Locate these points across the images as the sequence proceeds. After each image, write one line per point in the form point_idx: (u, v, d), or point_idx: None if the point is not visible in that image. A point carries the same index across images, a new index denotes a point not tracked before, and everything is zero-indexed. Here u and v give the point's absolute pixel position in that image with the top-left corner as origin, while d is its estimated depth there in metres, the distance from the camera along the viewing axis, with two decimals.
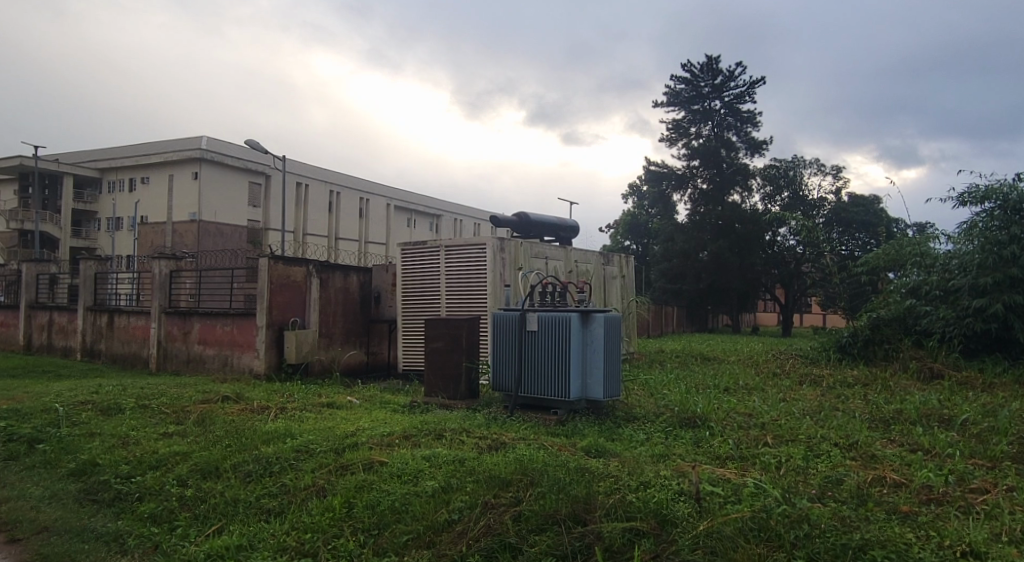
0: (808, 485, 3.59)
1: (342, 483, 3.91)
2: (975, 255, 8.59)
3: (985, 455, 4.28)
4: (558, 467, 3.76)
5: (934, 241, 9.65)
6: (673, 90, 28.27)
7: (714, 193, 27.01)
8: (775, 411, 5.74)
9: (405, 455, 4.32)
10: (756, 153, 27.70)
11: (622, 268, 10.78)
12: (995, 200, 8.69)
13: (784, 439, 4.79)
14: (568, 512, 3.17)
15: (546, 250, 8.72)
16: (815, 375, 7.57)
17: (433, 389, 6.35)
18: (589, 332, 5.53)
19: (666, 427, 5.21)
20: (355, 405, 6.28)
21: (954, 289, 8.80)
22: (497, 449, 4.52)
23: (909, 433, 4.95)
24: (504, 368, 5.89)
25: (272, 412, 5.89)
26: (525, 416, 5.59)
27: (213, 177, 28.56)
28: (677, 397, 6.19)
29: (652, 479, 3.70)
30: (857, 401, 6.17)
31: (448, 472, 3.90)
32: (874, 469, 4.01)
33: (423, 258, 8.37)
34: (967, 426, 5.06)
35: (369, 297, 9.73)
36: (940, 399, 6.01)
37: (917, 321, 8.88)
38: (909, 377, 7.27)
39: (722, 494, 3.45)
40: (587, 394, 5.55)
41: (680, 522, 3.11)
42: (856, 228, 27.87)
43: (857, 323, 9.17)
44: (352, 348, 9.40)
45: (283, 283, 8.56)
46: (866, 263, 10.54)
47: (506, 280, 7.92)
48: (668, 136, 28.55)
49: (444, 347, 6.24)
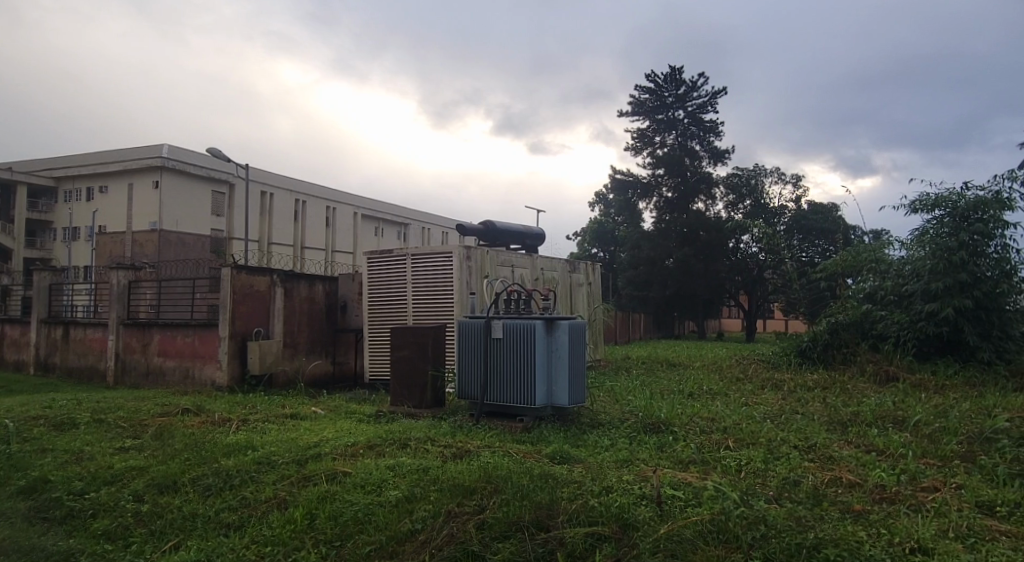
0: (766, 487, 3.67)
1: (304, 494, 3.86)
2: (927, 261, 8.85)
3: (936, 455, 4.41)
4: (522, 475, 3.79)
5: (888, 248, 9.91)
6: (638, 100, 28.71)
7: (679, 202, 27.60)
8: (737, 415, 5.86)
9: (368, 465, 4.29)
10: (718, 163, 28.19)
11: (588, 275, 10.86)
12: (944, 209, 8.98)
13: (744, 443, 4.88)
14: (531, 519, 3.20)
15: (512, 257, 8.77)
16: (776, 379, 7.75)
17: (399, 397, 6.32)
18: (553, 340, 5.57)
19: (630, 433, 5.26)
20: (319, 416, 6.20)
21: (907, 294, 9.08)
22: (462, 458, 4.52)
23: (865, 435, 5.09)
24: (469, 376, 5.88)
25: (233, 425, 5.78)
26: (490, 424, 5.59)
27: (175, 186, 27.97)
28: (642, 403, 6.26)
29: (614, 484, 3.74)
30: (816, 404, 6.32)
31: (413, 482, 3.88)
32: (831, 470, 4.11)
33: (388, 266, 8.33)
34: (920, 426, 5.23)
35: (335, 306, 9.64)
36: (893, 401, 6.18)
37: (873, 325, 9.12)
38: (866, 380, 7.45)
39: (682, 498, 3.50)
40: (553, 400, 5.59)
41: (641, 525, 3.14)
42: (816, 235, 28.56)
43: (816, 328, 9.39)
44: (318, 358, 9.29)
45: (246, 293, 8.43)
46: (824, 270, 10.75)
47: (471, 288, 7.94)
48: (633, 145, 28.99)
49: (410, 356, 6.22)
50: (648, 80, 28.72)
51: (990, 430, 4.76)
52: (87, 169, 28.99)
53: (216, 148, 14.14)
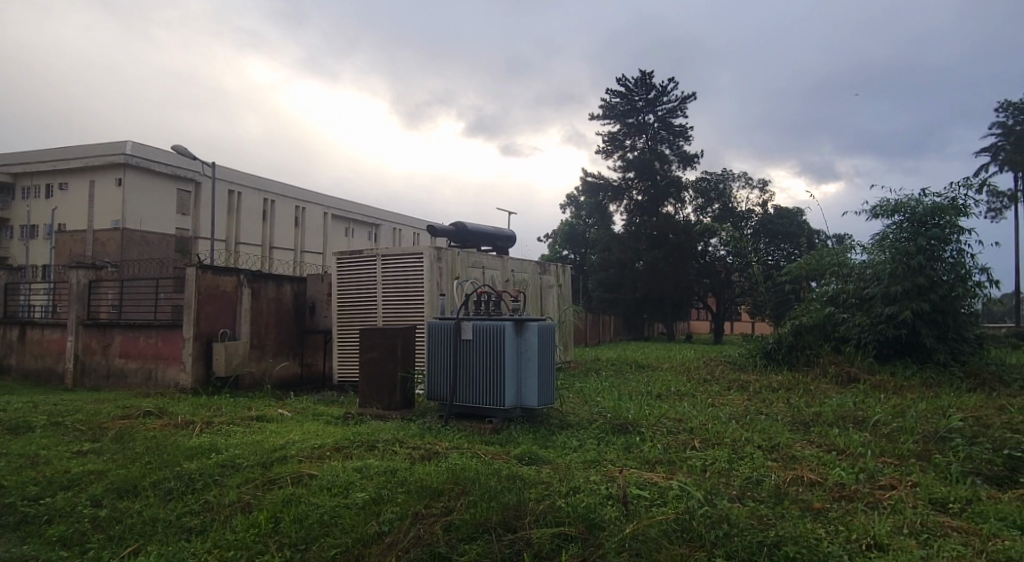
0: (730, 486, 3.73)
1: (268, 497, 3.80)
2: (887, 265, 9.08)
3: (894, 454, 4.53)
4: (490, 475, 3.79)
5: (851, 252, 10.14)
6: (609, 104, 28.96)
7: (649, 205, 27.95)
8: (704, 416, 5.94)
9: (335, 467, 4.25)
10: (687, 167, 28.57)
11: (559, 277, 10.91)
12: (903, 214, 9.25)
13: (710, 443, 4.96)
14: (498, 519, 3.21)
15: (483, 259, 8.77)
16: (742, 381, 7.88)
17: (367, 399, 6.27)
18: (522, 341, 5.59)
19: (598, 433, 5.30)
20: (285, 418, 6.12)
21: (869, 297, 9.30)
22: (430, 459, 4.50)
23: (827, 434, 5.21)
24: (439, 377, 5.86)
25: (197, 427, 5.68)
26: (459, 425, 5.58)
27: (139, 183, 27.33)
28: (610, 405, 6.32)
29: (582, 484, 3.77)
30: (780, 405, 6.45)
31: (380, 484, 3.86)
32: (794, 469, 4.19)
33: (358, 267, 8.26)
34: (878, 426, 5.37)
35: (303, 307, 9.52)
36: (853, 402, 6.33)
37: (835, 328, 9.32)
38: (828, 382, 7.63)
39: (648, 498, 3.54)
40: (522, 401, 5.61)
41: (606, 525, 3.17)
42: (781, 239, 29.13)
43: (781, 330, 9.58)
44: (285, 359, 9.16)
45: (211, 293, 8.28)
46: (788, 273, 10.96)
47: (442, 289, 7.92)
48: (604, 149, 29.22)
49: (378, 357, 6.18)
50: (619, 85, 28.99)
51: (945, 429, 4.89)
52: (46, 165, 28.16)
53: (182, 146, 13.86)
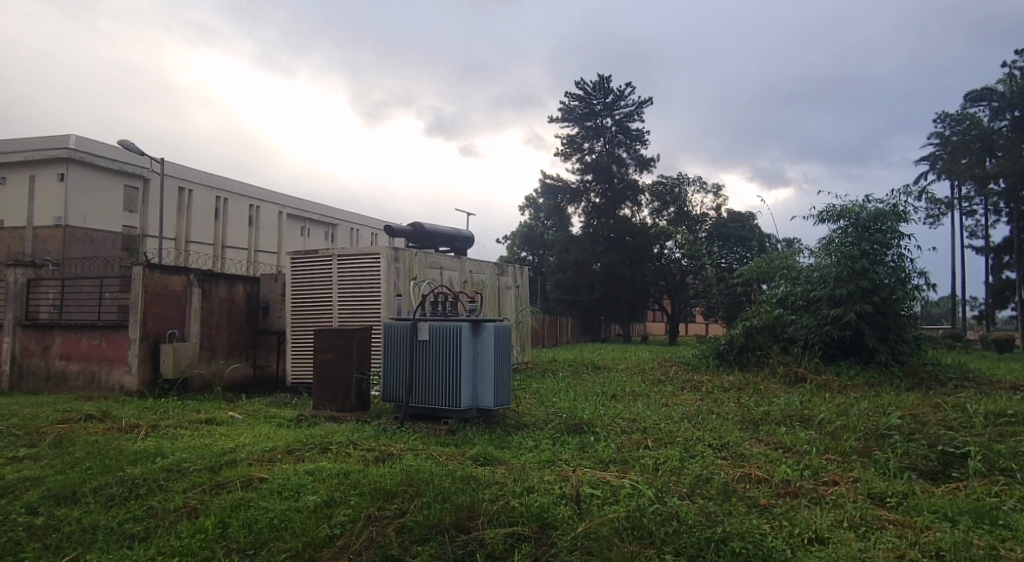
0: (680, 484, 3.80)
1: (216, 502, 3.71)
2: (833, 268, 9.41)
3: (837, 451, 4.69)
4: (445, 477, 3.78)
5: (799, 256, 10.46)
6: (568, 106, 29.21)
7: (606, 207, 28.32)
8: (657, 416, 6.04)
9: (286, 471, 4.18)
10: (644, 170, 29.03)
11: (516, 278, 10.94)
12: (848, 220, 9.59)
13: (662, 442, 5.05)
14: (451, 521, 3.20)
15: (441, 260, 8.75)
16: (694, 381, 8.04)
17: (322, 401, 6.18)
18: (479, 342, 5.60)
19: (554, 434, 5.34)
20: (236, 421, 5.98)
21: (815, 300, 9.59)
22: (383, 461, 4.46)
23: (774, 433, 5.35)
24: (394, 378, 5.81)
25: (142, 431, 5.51)
26: (415, 427, 5.55)
27: (83, 179, 26.23)
28: (566, 405, 6.38)
29: (536, 484, 3.79)
30: (730, 405, 6.60)
31: (333, 486, 3.81)
32: (742, 467, 4.29)
33: (313, 267, 8.13)
34: (824, 424, 5.54)
35: (256, 307, 9.33)
36: (800, 401, 6.52)
37: (784, 329, 9.58)
38: (777, 381, 7.85)
39: (601, 496, 3.59)
40: (478, 402, 5.61)
41: (559, 524, 3.19)
42: (734, 242, 29.85)
43: (732, 331, 9.82)
44: (237, 360, 8.96)
45: (159, 293, 8.04)
46: (740, 276, 11.22)
47: (398, 290, 7.86)
48: (562, 151, 29.47)
49: (334, 358, 6.10)
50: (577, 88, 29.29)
51: (885, 427, 5.09)
52: None
53: (128, 141, 13.36)
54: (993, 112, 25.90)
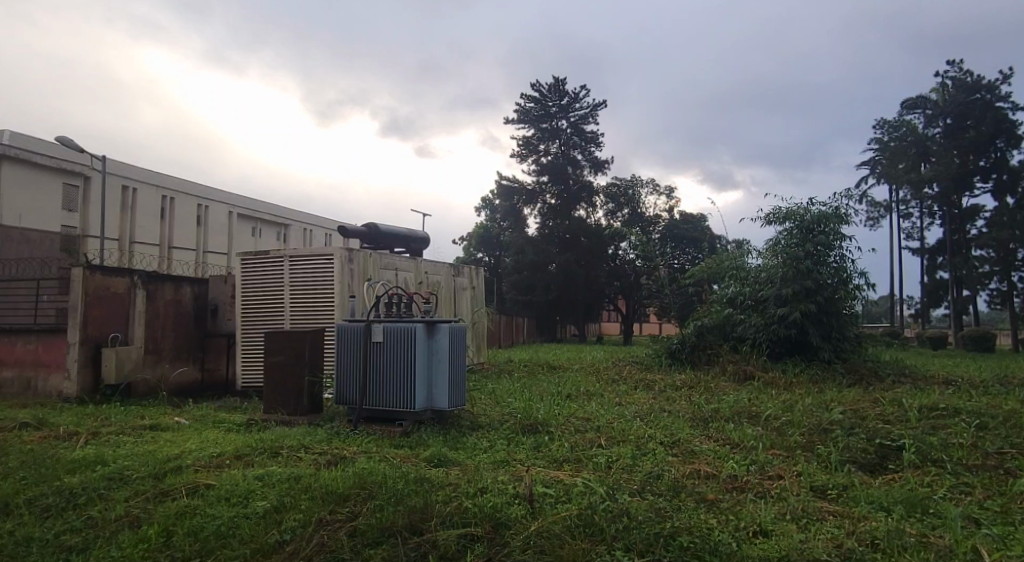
0: (631, 481, 3.88)
1: (159, 511, 3.60)
2: (779, 268, 9.69)
3: (783, 446, 4.84)
4: (397, 479, 3.76)
5: (747, 257, 10.72)
6: (523, 108, 29.36)
7: (561, 209, 28.50)
8: (610, 415, 6.13)
9: (234, 476, 4.09)
10: (598, 172, 29.39)
11: (472, 280, 10.94)
12: (792, 222, 9.90)
13: (615, 440, 5.13)
14: (403, 523, 3.18)
15: (395, 261, 8.70)
16: (648, 380, 8.19)
17: (272, 405, 6.05)
18: (434, 342, 5.58)
19: (508, 434, 5.36)
20: (183, 426, 5.83)
21: (763, 299, 9.86)
22: (336, 465, 4.40)
23: (723, 430, 5.49)
24: (347, 381, 5.73)
25: (81, 438, 5.31)
26: (368, 429, 5.49)
27: (18, 177, 24.89)
28: (521, 405, 6.40)
29: (490, 485, 3.80)
30: (683, 403, 6.75)
31: (282, 491, 3.75)
32: (691, 464, 4.40)
33: (263, 268, 7.97)
34: (770, 420, 5.73)
35: (204, 309, 9.10)
36: (747, 398, 6.70)
37: (733, 328, 9.82)
38: (726, 379, 8.05)
39: (554, 495, 3.62)
40: (433, 403, 5.59)
41: (512, 524, 3.21)
42: (686, 243, 30.48)
43: (684, 331, 10.01)
44: (184, 364, 8.71)
45: (100, 296, 7.73)
46: (691, 277, 11.45)
47: (352, 291, 7.77)
48: (519, 152, 29.58)
49: (285, 361, 6.00)
50: (533, 90, 29.49)
51: (827, 422, 5.27)
52: None
53: (65, 138, 12.79)
54: (927, 120, 27.10)
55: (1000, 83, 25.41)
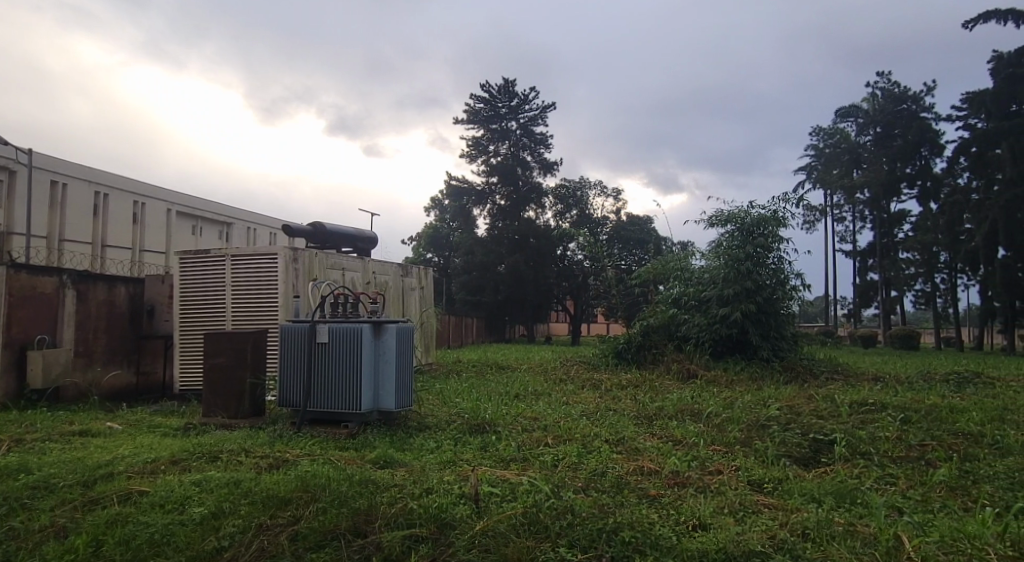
0: (576, 478, 3.92)
1: (89, 520, 3.45)
2: (721, 270, 9.98)
3: (722, 442, 4.98)
4: (341, 481, 3.71)
5: (691, 258, 10.99)
6: (473, 109, 29.34)
7: (511, 210, 28.66)
8: (557, 414, 6.18)
9: (170, 482, 3.95)
10: (548, 173, 29.61)
11: (420, 280, 10.87)
12: (734, 224, 10.21)
13: (562, 439, 5.18)
14: (347, 526, 3.15)
15: (343, 261, 8.57)
16: (595, 379, 8.30)
17: (212, 409, 5.86)
18: (381, 343, 5.53)
19: (456, 434, 5.36)
20: (115, 432, 5.59)
21: (706, 299, 10.12)
22: (279, 468, 4.31)
23: (667, 427, 5.61)
24: (291, 382, 5.60)
25: (2, 446, 5.01)
26: (313, 431, 5.39)
27: None
28: (468, 405, 6.40)
29: (435, 485, 3.79)
30: (628, 401, 6.86)
31: (221, 496, 3.64)
32: (635, 461, 4.48)
33: (203, 267, 7.71)
34: (711, 417, 5.89)
35: (140, 310, 8.77)
36: (690, 396, 6.87)
37: (678, 328, 10.04)
38: (671, 378, 8.23)
39: (499, 494, 3.64)
40: (379, 405, 5.55)
41: (457, 524, 3.21)
42: (633, 244, 31.03)
43: (630, 331, 10.18)
44: (117, 367, 8.35)
45: (27, 296, 7.30)
46: (638, 277, 11.64)
47: (297, 291, 7.62)
48: (468, 152, 29.53)
49: (225, 363, 5.83)
50: (482, 90, 29.49)
51: (764, 418, 5.46)
52: None
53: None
54: (860, 128, 28.43)
55: (924, 95, 26.92)
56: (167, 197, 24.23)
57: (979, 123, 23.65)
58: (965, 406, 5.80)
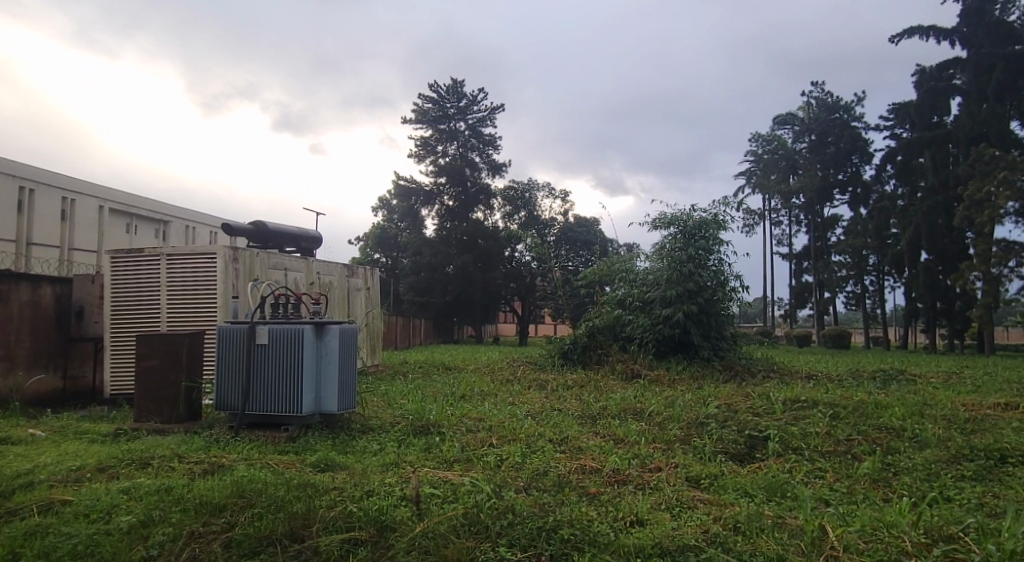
0: (519, 478, 3.94)
1: (6, 532, 3.27)
2: (665, 272, 10.22)
3: (663, 440, 5.09)
4: (279, 485, 3.62)
5: (635, 260, 11.20)
6: (421, 109, 29.16)
7: (459, 211, 28.60)
8: (502, 414, 6.20)
9: (97, 490, 3.78)
10: (496, 175, 29.67)
11: (366, 280, 10.72)
12: (677, 227, 10.48)
13: (506, 439, 5.19)
14: (284, 531, 3.08)
15: (285, 260, 8.38)
16: (541, 379, 8.36)
17: (143, 414, 5.64)
18: (322, 344, 5.42)
19: (399, 436, 5.30)
20: (37, 439, 5.31)
21: (650, 300, 10.33)
22: (213, 474, 4.17)
23: (611, 426, 5.70)
24: (227, 385, 5.44)
25: None
26: (251, 435, 5.25)
27: None
28: (413, 407, 6.35)
29: (376, 488, 3.74)
30: (572, 401, 6.94)
31: (151, 504, 3.50)
32: (577, 460, 4.53)
33: (137, 266, 7.42)
34: (652, 415, 6.01)
35: (68, 311, 8.38)
36: (633, 395, 7.00)
37: (623, 328, 10.20)
38: (615, 378, 8.36)
39: (441, 495, 3.62)
40: (321, 407, 5.45)
41: (398, 526, 3.17)
42: (580, 246, 31.40)
43: (577, 331, 10.28)
44: (42, 371, 7.94)
45: None
46: (584, 279, 11.78)
47: (237, 291, 7.42)
48: (416, 152, 29.33)
49: (158, 366, 5.62)
50: (431, 90, 29.34)
51: (703, 416, 5.61)
52: None
53: None
54: (795, 135, 29.47)
55: (855, 104, 28.09)
56: (100, 193, 22.71)
57: (904, 132, 24.86)
58: (889, 402, 6.09)
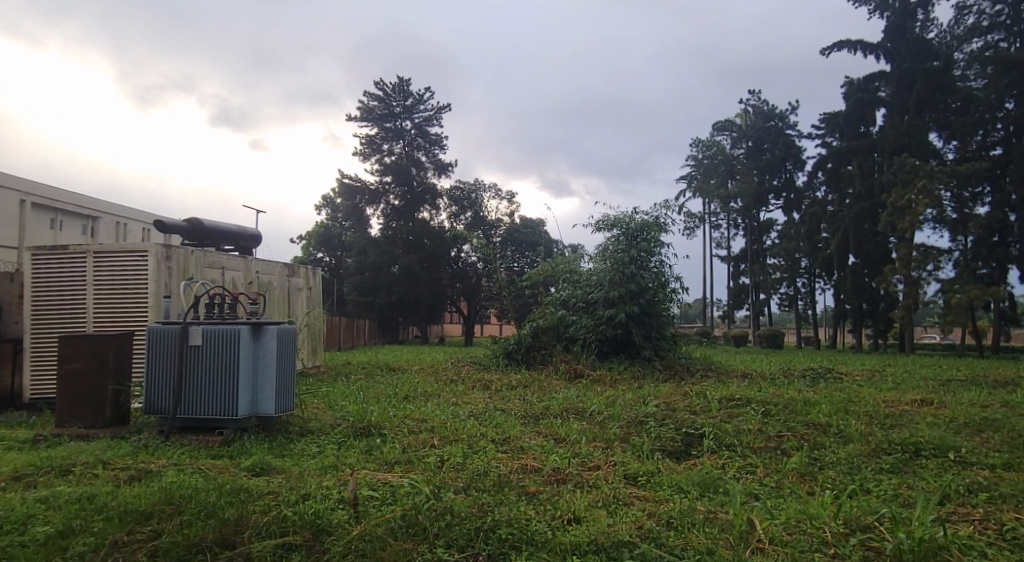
0: (458, 479, 3.93)
1: None
2: (608, 273, 10.39)
3: (602, 438, 5.17)
4: (212, 491, 3.51)
5: (579, 261, 11.33)
6: (367, 106, 28.76)
7: (405, 210, 28.33)
8: (444, 415, 6.17)
9: (11, 500, 3.57)
10: (443, 175, 29.52)
11: (308, 280, 10.50)
12: (619, 229, 10.66)
13: (448, 439, 5.18)
14: (214, 537, 2.98)
15: (223, 259, 8.14)
16: (485, 380, 8.36)
17: (65, 419, 5.36)
18: (259, 345, 5.28)
19: (338, 438, 5.21)
20: None
21: (593, 301, 10.48)
22: (140, 480, 4.01)
23: (552, 426, 5.75)
24: (158, 387, 5.22)
25: None
26: (183, 439, 5.07)
27: None
28: (354, 408, 6.25)
29: (312, 491, 3.67)
30: (515, 401, 6.96)
31: (71, 513, 3.33)
32: (519, 459, 4.55)
33: (60, 264, 7.04)
34: (592, 415, 6.10)
35: None
36: (575, 395, 7.07)
37: (566, 329, 10.31)
38: (558, 378, 8.44)
39: (379, 498, 3.58)
40: (257, 410, 5.31)
41: (333, 529, 3.11)
42: (526, 247, 31.57)
43: (521, 332, 10.33)
44: None
45: None
46: (529, 279, 11.84)
47: (169, 290, 7.15)
48: (361, 151, 28.89)
49: (83, 369, 5.36)
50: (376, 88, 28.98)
51: (643, 414, 5.73)
52: None
53: None
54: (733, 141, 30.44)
55: (790, 113, 29.26)
56: (22, 186, 21.33)
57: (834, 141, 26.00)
58: (817, 399, 6.34)
